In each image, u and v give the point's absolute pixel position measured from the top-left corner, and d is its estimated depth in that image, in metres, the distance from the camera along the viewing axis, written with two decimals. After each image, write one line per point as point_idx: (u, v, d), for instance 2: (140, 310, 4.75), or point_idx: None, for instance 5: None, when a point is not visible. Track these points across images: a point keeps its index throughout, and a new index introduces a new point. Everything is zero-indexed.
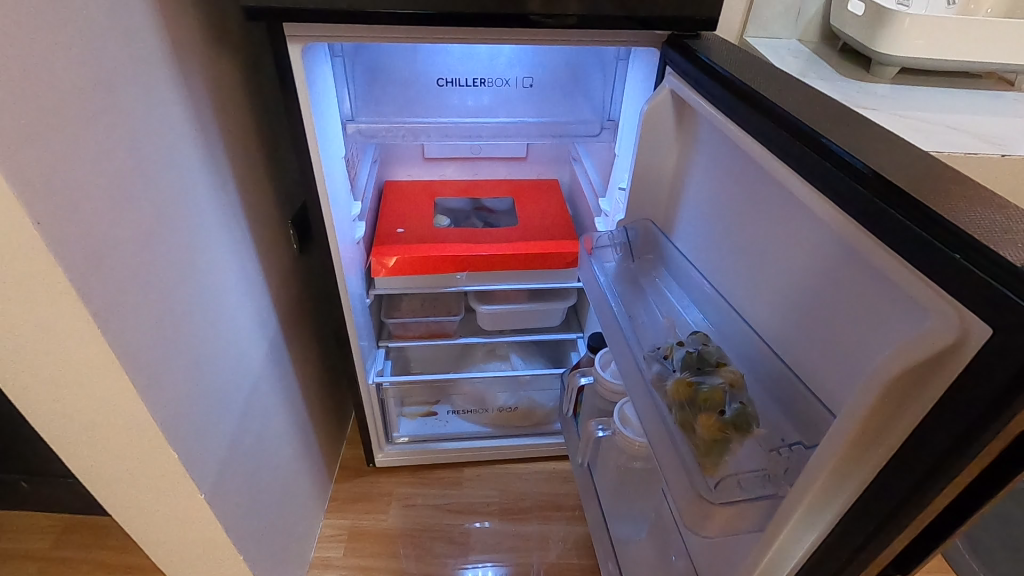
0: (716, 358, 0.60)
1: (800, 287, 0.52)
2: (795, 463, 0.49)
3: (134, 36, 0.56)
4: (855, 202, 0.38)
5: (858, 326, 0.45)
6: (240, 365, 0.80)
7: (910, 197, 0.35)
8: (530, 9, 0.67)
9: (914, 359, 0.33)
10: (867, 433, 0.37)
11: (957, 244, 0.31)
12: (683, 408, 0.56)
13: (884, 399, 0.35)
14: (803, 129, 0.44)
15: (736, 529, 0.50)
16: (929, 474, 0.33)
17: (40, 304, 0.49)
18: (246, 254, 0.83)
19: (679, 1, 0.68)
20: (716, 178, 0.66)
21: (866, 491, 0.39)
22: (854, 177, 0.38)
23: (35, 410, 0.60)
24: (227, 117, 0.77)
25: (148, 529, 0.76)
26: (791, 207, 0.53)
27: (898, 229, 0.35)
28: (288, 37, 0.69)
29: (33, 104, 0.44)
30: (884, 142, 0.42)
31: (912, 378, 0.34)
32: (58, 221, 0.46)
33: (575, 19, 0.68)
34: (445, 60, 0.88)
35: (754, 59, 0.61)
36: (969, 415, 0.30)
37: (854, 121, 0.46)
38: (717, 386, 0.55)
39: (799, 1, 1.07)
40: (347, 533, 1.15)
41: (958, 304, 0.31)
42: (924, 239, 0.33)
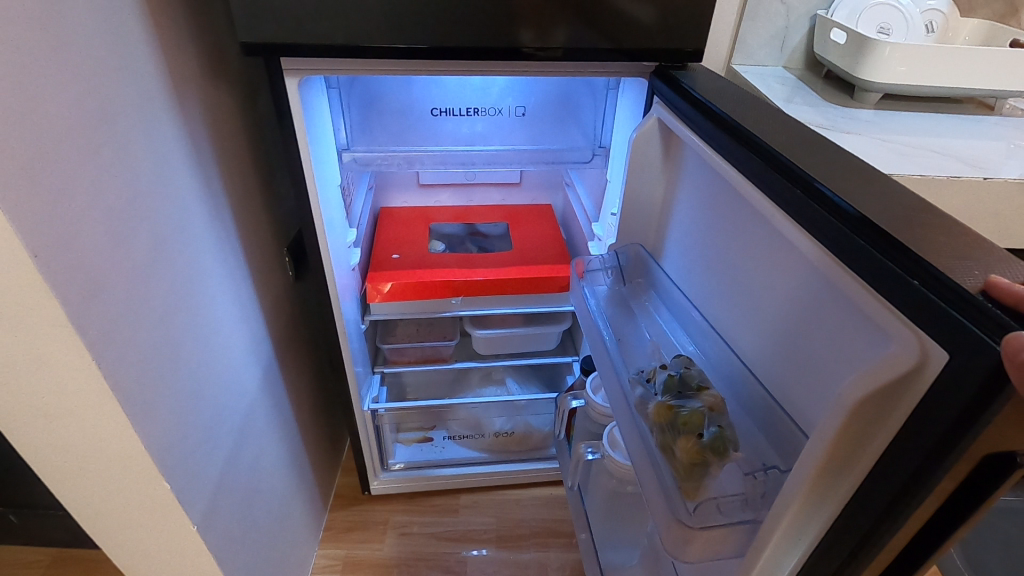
0: (697, 381, 0.60)
1: (777, 312, 0.53)
2: (772, 487, 0.49)
3: (133, 72, 0.57)
4: (824, 228, 0.39)
5: (829, 351, 0.46)
6: (233, 394, 0.80)
7: (873, 225, 0.36)
8: (522, 42, 0.69)
9: (876, 383, 0.34)
10: (837, 459, 0.38)
11: (915, 270, 0.33)
12: (665, 433, 0.56)
13: (852, 423, 0.36)
14: (777, 158, 0.45)
15: (716, 554, 0.50)
16: (899, 497, 0.34)
17: (36, 337, 0.49)
18: (241, 281, 0.83)
19: (665, 34, 0.70)
20: (701, 205, 0.67)
21: (840, 514, 0.39)
22: (823, 203, 0.40)
23: (28, 445, 0.60)
24: (224, 146, 0.78)
25: (139, 564, 0.74)
26: (769, 233, 0.54)
27: (864, 255, 0.36)
28: (286, 72, 0.71)
29: (32, 142, 0.45)
30: (857, 171, 0.44)
31: (878, 403, 0.35)
32: (56, 255, 0.47)
33: (561, 52, 0.70)
34: (439, 90, 0.90)
35: (737, 89, 0.63)
36: (931, 439, 0.31)
37: (829, 152, 0.47)
38: (697, 409, 0.56)
39: (784, 30, 1.11)
40: (342, 563, 1.13)
41: (918, 330, 0.32)
42: (887, 266, 0.34)
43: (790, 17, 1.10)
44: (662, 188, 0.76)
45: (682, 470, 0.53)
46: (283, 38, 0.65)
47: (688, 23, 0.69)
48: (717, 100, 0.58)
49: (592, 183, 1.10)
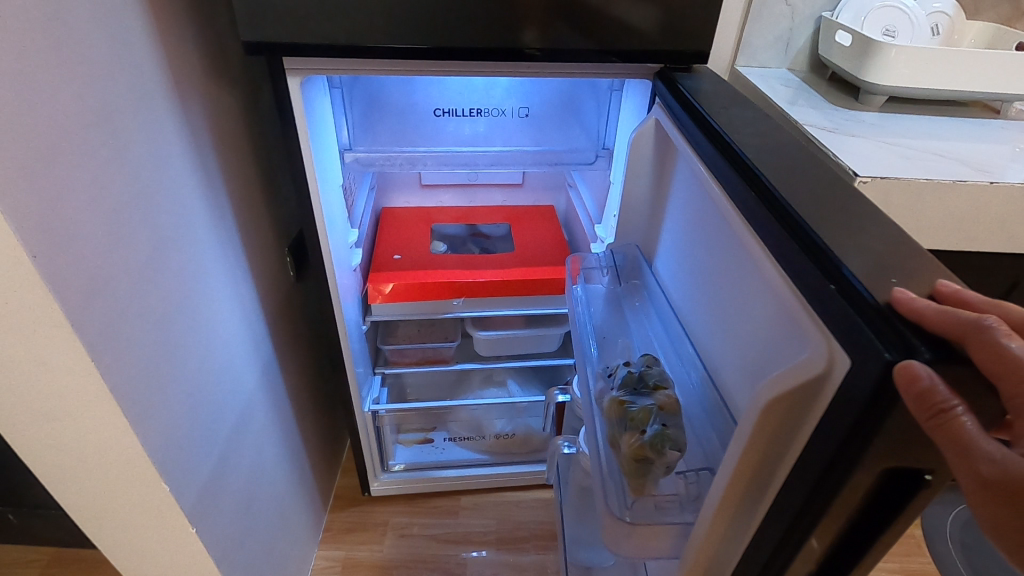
0: (655, 380, 0.60)
1: (725, 321, 0.56)
2: (704, 489, 0.55)
3: (134, 71, 0.57)
4: (768, 232, 0.43)
5: (763, 355, 0.48)
6: (234, 396, 0.80)
7: (809, 232, 0.39)
8: (525, 43, 0.68)
9: (788, 385, 0.38)
10: (762, 450, 0.42)
11: (835, 277, 0.36)
12: (617, 428, 0.58)
13: (769, 419, 0.40)
14: (743, 162, 0.48)
15: (655, 547, 0.54)
16: (813, 490, 0.36)
17: (35, 338, 0.49)
18: (242, 282, 0.83)
19: (666, 35, 0.69)
20: (680, 206, 0.69)
21: (766, 513, 0.43)
22: (772, 207, 0.43)
23: (27, 445, 0.59)
24: (225, 145, 0.77)
25: (137, 565, 0.74)
26: (725, 240, 0.56)
27: (798, 260, 0.39)
28: (288, 72, 0.71)
29: (32, 143, 0.44)
30: (834, 185, 0.46)
31: (794, 402, 0.39)
32: (56, 256, 0.46)
33: (538, 52, 0.69)
34: (442, 90, 0.89)
35: (739, 94, 0.63)
36: (840, 440, 0.33)
37: (810, 164, 0.49)
38: (646, 407, 0.57)
39: (788, 32, 1.10)
40: (342, 564, 1.13)
41: (829, 336, 0.35)
42: (816, 272, 0.38)
43: (795, 19, 1.09)
44: (657, 194, 0.76)
45: (626, 466, 0.55)
46: (285, 38, 0.65)
47: (692, 25, 0.69)
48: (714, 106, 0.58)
49: (595, 185, 1.10)
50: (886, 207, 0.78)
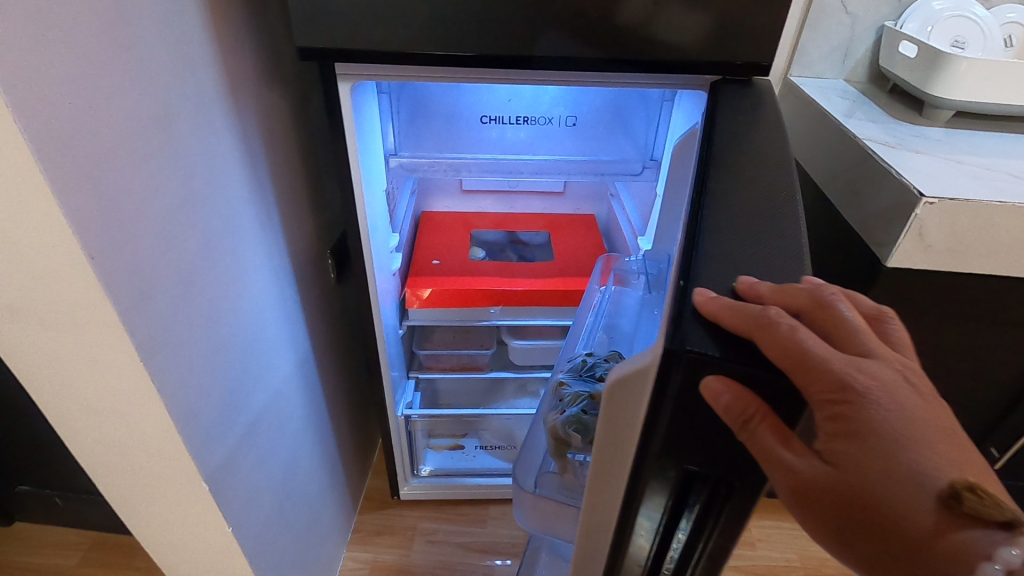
0: (601, 372, 0.75)
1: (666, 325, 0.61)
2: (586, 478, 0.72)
3: (192, 75, 0.58)
4: (682, 237, 0.49)
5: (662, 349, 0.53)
6: (272, 395, 0.81)
7: (694, 241, 0.45)
8: (535, 52, 0.67)
9: (625, 371, 0.43)
10: (615, 435, 0.47)
11: (687, 278, 0.42)
12: (552, 406, 0.77)
13: (614, 404, 0.46)
14: (700, 179, 0.53)
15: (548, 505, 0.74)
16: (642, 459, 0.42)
17: (88, 336, 0.50)
18: (285, 282, 0.83)
19: (716, 43, 0.67)
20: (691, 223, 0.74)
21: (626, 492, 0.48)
22: (692, 217, 0.49)
23: (76, 439, 0.60)
24: (275, 147, 0.78)
25: (174, 559, 0.75)
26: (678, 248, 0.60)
27: (683, 261, 0.46)
28: (339, 77, 0.71)
29: (95, 145, 0.45)
30: (787, 214, 0.48)
31: (631, 391, 0.44)
32: (110, 257, 0.47)
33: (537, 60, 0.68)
34: (489, 98, 0.88)
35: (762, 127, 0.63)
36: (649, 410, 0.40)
37: (787, 194, 0.50)
38: (579, 393, 0.73)
39: (847, 41, 1.06)
40: (369, 567, 1.13)
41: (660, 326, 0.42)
42: (683, 272, 0.44)
43: (854, 28, 1.05)
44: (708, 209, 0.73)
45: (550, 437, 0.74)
46: (339, 44, 0.65)
47: (751, 36, 0.66)
48: (734, 140, 0.59)
49: (640, 196, 1.07)
50: (952, 228, 0.74)
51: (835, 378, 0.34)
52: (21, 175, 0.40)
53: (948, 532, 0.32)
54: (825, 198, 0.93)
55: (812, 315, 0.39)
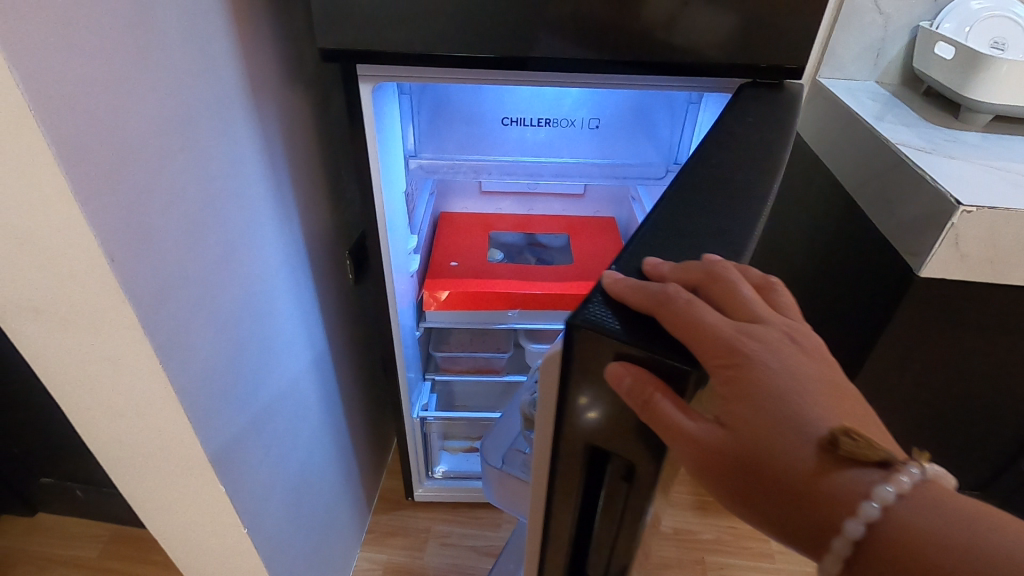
0: None
1: None
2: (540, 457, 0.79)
3: (214, 75, 0.58)
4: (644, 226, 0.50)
5: None
6: (289, 396, 0.80)
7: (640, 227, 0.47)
8: (552, 53, 0.65)
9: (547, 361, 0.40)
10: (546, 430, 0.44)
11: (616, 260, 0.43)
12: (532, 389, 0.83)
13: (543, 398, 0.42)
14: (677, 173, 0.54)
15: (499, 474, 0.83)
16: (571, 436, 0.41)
17: (109, 338, 0.50)
18: (303, 283, 0.83)
19: (744, 45, 0.65)
20: None
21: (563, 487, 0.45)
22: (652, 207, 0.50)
23: (96, 439, 0.60)
24: (295, 148, 0.78)
25: (191, 558, 0.75)
26: None
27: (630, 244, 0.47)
28: (360, 77, 0.70)
29: (116, 148, 0.45)
30: (746, 214, 0.47)
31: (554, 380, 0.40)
32: (131, 259, 0.47)
33: (556, 63, 0.66)
34: (510, 99, 0.87)
35: (770, 132, 0.60)
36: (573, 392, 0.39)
37: (752, 197, 0.49)
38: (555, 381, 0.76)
39: (879, 42, 1.02)
40: (383, 568, 1.13)
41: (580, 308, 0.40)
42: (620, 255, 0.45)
43: (888, 29, 1.01)
44: None
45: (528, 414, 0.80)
46: (361, 45, 0.64)
47: (782, 37, 0.64)
48: (733, 147, 0.57)
49: None
50: (991, 238, 0.71)
51: (720, 339, 0.34)
52: (45, 179, 0.40)
53: (832, 476, 0.32)
54: (853, 204, 0.91)
55: (706, 288, 0.38)
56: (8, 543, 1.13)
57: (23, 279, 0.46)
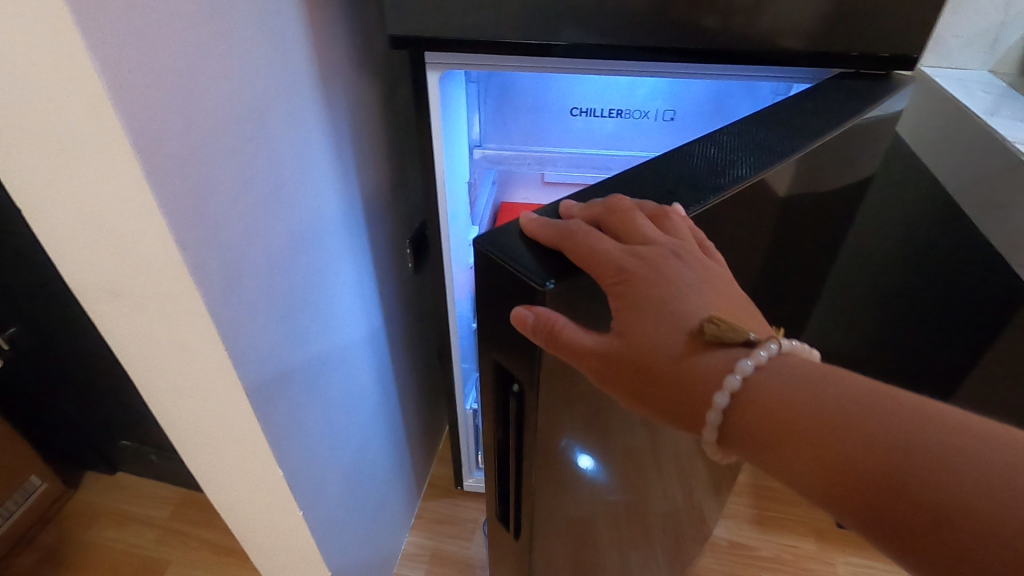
0: None
1: None
2: None
3: (286, 62, 0.58)
4: None
5: None
6: (347, 383, 0.82)
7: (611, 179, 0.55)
8: (630, 40, 0.62)
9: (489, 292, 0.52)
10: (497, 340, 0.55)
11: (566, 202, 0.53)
12: None
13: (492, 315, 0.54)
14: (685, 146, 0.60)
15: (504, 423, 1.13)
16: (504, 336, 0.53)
17: (180, 324, 0.51)
18: (365, 271, 0.84)
19: (839, 30, 0.60)
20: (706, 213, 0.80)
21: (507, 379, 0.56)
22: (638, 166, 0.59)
23: (167, 417, 0.63)
24: (362, 136, 0.78)
25: (251, 533, 0.78)
26: None
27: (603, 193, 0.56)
28: (428, 65, 0.69)
29: (189, 137, 0.45)
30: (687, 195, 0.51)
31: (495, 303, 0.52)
32: (201, 248, 0.48)
33: (633, 51, 0.62)
34: (581, 89, 0.84)
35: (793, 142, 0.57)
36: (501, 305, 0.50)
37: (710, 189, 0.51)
38: None
39: (997, 27, 0.91)
40: (429, 554, 1.15)
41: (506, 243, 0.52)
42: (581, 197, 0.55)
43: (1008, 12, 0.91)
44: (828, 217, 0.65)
45: None
46: (430, 31, 0.63)
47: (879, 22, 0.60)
48: (736, 155, 0.56)
49: None
50: None
51: (609, 264, 0.43)
52: (123, 169, 0.41)
53: (701, 359, 0.41)
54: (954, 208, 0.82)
55: (607, 218, 0.47)
56: (93, 498, 1.23)
57: (104, 265, 0.48)
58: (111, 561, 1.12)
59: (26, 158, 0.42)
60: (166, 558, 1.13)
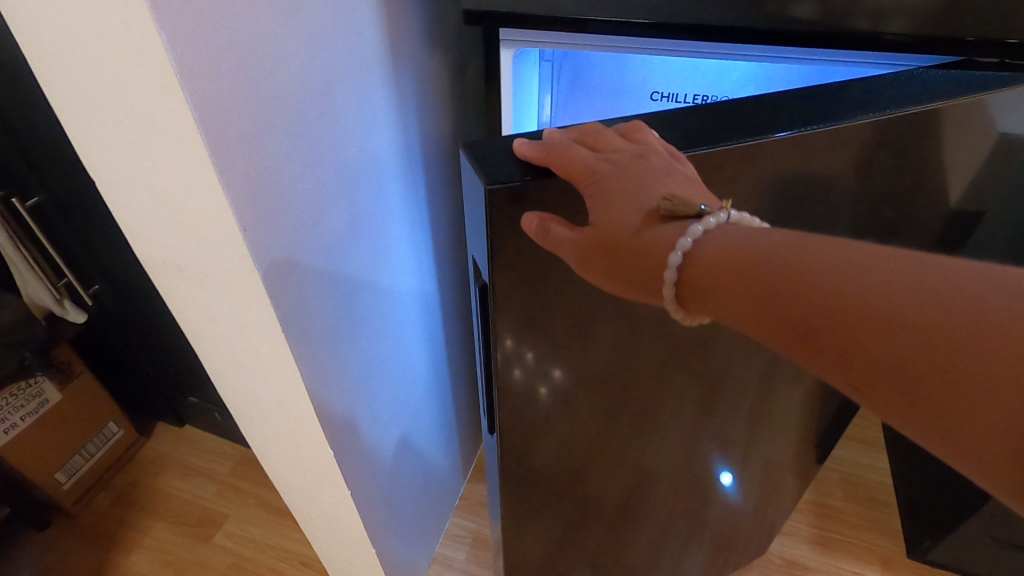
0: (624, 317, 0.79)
1: None
2: None
3: (356, 36, 0.56)
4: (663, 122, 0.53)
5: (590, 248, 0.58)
6: (400, 364, 0.81)
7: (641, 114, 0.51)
8: (727, 21, 0.55)
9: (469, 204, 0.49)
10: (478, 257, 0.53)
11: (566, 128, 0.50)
12: None
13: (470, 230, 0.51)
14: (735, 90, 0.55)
15: None
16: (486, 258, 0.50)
17: (242, 302, 0.51)
18: (424, 252, 0.83)
19: (983, 14, 0.51)
20: None
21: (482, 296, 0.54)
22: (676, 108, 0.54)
23: (227, 389, 0.64)
24: (429, 114, 0.76)
25: (302, 505, 0.79)
26: None
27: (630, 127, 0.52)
28: (501, 43, 0.65)
29: (254, 112, 0.44)
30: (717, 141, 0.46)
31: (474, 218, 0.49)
32: (261, 228, 0.47)
33: (731, 33, 0.56)
34: (665, 72, 0.77)
35: (861, 102, 0.49)
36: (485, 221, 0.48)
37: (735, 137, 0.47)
38: None
39: None
40: (472, 537, 1.15)
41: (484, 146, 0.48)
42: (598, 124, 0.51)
43: None
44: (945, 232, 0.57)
45: None
46: (507, 7, 0.59)
47: None
48: (786, 114, 0.48)
49: None
50: None
51: (581, 161, 0.42)
52: (187, 144, 0.40)
53: (661, 230, 0.40)
54: None
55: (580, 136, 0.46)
56: (163, 448, 1.31)
57: (170, 240, 0.48)
58: (177, 509, 1.20)
59: (98, 132, 0.41)
60: (225, 512, 1.19)
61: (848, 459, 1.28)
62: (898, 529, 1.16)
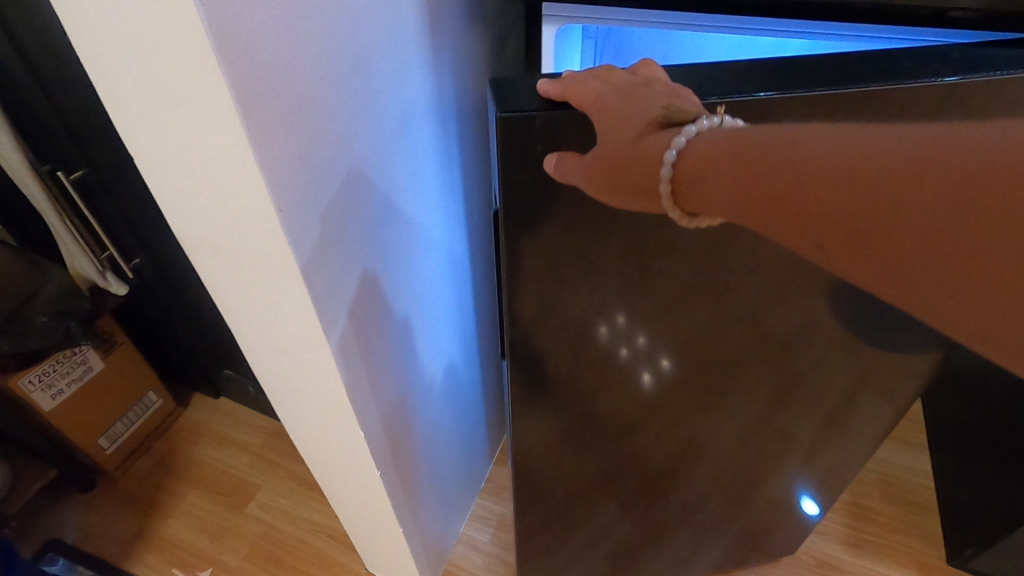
0: None
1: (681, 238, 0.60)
2: None
3: (396, 13, 0.54)
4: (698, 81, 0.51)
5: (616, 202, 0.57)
6: (431, 346, 0.81)
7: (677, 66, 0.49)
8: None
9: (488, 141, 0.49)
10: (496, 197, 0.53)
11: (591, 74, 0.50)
12: None
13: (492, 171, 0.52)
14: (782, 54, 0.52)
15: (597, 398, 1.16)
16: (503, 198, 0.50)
17: (278, 284, 0.51)
18: (457, 235, 0.82)
19: None
20: None
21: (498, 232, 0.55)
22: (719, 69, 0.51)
23: (261, 367, 0.64)
24: (467, 93, 0.74)
25: (331, 481, 0.80)
26: None
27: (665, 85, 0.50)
28: (543, 18, 0.62)
29: (292, 91, 0.43)
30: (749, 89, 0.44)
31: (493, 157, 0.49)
32: (298, 210, 0.46)
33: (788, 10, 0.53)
34: (712, 48, 0.74)
35: (914, 67, 0.45)
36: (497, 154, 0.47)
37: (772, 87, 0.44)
38: None
39: None
40: (497, 519, 1.16)
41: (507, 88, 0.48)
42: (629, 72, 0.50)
43: None
44: None
45: None
46: None
47: None
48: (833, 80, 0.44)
49: None
50: None
51: (591, 94, 0.42)
52: (226, 124, 0.39)
53: (658, 136, 0.37)
54: None
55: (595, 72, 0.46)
56: (200, 417, 1.35)
57: (208, 219, 0.48)
58: (212, 476, 1.24)
59: (135, 108, 0.41)
60: (258, 482, 1.23)
61: (886, 459, 1.24)
62: (937, 534, 1.12)
